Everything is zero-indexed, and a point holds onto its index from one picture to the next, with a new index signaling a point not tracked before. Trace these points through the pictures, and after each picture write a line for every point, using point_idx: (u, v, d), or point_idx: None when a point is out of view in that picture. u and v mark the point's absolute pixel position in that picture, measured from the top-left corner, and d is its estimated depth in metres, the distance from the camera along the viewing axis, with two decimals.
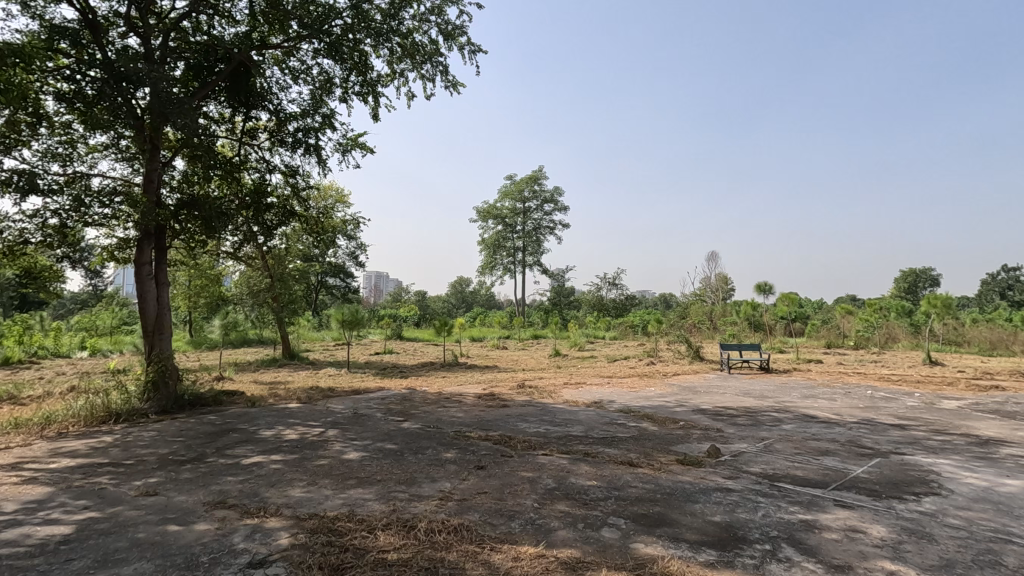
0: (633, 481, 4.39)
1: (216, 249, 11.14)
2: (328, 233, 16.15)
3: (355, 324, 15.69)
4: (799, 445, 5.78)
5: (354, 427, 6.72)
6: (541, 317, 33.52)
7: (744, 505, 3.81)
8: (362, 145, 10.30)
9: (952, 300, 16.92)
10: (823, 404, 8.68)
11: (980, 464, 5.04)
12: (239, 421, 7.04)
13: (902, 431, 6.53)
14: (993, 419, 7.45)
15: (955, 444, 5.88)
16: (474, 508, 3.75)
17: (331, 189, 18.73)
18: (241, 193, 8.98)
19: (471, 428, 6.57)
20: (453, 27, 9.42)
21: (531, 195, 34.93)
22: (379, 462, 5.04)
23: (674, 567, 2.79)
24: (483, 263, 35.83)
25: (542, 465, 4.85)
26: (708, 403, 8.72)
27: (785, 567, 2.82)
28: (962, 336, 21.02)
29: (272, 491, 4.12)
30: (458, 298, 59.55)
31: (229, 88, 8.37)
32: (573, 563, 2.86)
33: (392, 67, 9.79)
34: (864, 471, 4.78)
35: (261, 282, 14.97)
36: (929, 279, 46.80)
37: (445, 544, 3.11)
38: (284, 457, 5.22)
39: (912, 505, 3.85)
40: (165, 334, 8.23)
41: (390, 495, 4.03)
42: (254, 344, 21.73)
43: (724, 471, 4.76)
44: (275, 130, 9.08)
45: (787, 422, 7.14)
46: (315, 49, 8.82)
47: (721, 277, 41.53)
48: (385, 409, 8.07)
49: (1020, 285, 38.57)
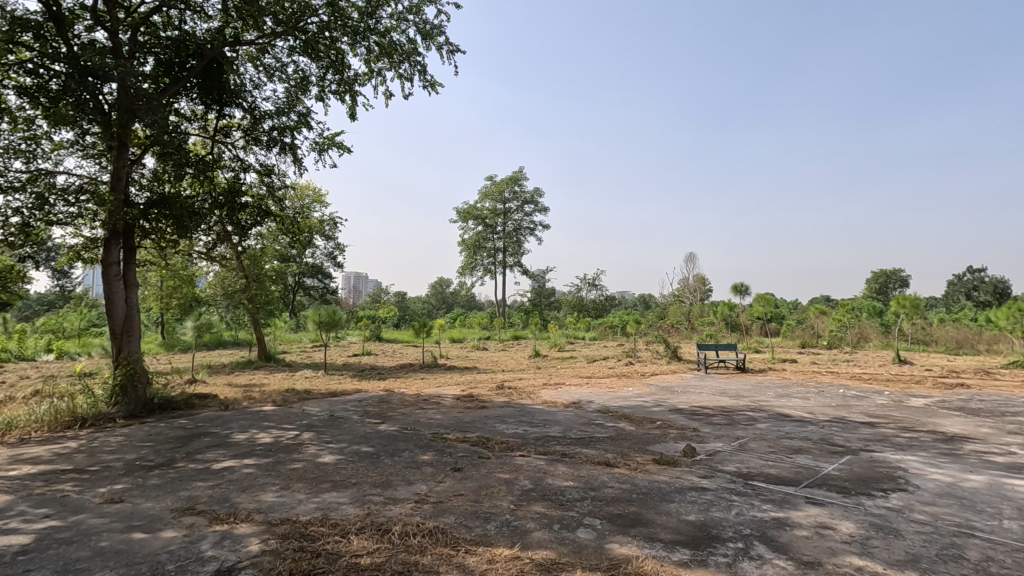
0: (610, 481, 4.42)
1: (189, 249, 10.87)
2: (306, 233, 15.94)
3: (333, 325, 15.46)
4: (772, 444, 5.87)
5: (330, 429, 6.63)
6: (522, 317, 33.55)
7: (718, 503, 3.85)
8: (339, 144, 10.19)
9: (920, 300, 17.40)
10: (796, 403, 8.85)
11: (945, 461, 5.17)
12: (211, 425, 6.88)
13: (872, 429, 6.70)
14: (957, 416, 7.67)
15: (921, 441, 6.03)
16: (450, 510, 3.72)
17: (308, 189, 18.52)
18: (214, 193, 8.81)
19: (449, 429, 6.54)
20: (431, 26, 9.37)
21: (512, 196, 34.94)
22: (355, 465, 4.98)
23: (648, 567, 2.79)
24: (463, 265, 35.68)
25: (520, 467, 4.85)
26: (686, 403, 8.80)
27: (757, 565, 2.85)
28: (930, 335, 21.58)
29: (244, 496, 4.04)
30: (438, 299, 59.42)
31: (202, 84, 8.21)
32: (549, 564, 2.85)
33: (369, 66, 9.70)
34: (835, 468, 4.87)
35: (235, 282, 14.66)
36: (899, 280, 47.97)
37: (420, 547, 3.08)
38: (257, 460, 5.12)
39: (879, 501, 3.94)
40: (134, 336, 8.01)
41: (365, 498, 3.98)
42: (229, 346, 21.38)
43: (699, 470, 4.80)
44: (249, 128, 8.92)
45: (762, 420, 7.26)
46: (290, 46, 8.69)
47: (699, 278, 42.05)
48: (363, 411, 7.99)
49: (984, 285, 39.88)
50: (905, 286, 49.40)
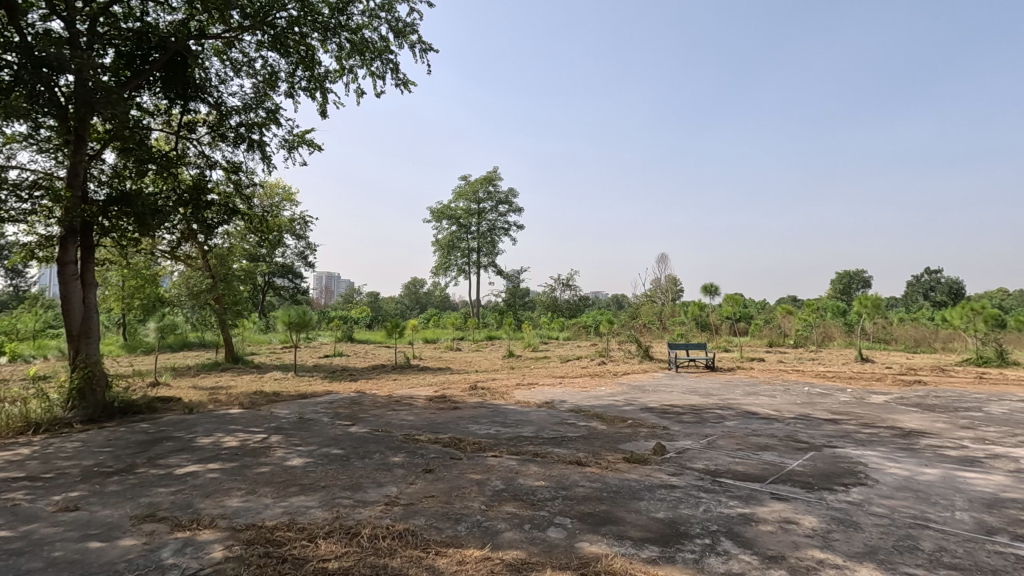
0: (581, 480, 4.44)
1: (152, 247, 10.55)
2: (274, 233, 15.62)
3: (303, 326, 15.16)
4: (740, 441, 5.99)
5: (299, 432, 6.50)
6: (496, 317, 33.53)
7: (687, 501, 3.91)
8: (310, 141, 10.02)
9: (881, 299, 17.99)
10: (763, 401, 9.07)
11: (902, 455, 5.37)
12: (175, 429, 6.69)
13: (835, 425, 6.90)
14: (915, 412, 7.97)
15: (881, 437, 6.23)
16: (420, 513, 3.68)
17: (277, 187, 18.17)
18: (178, 190, 8.59)
19: (421, 431, 6.49)
20: (403, 24, 9.29)
21: (486, 196, 34.92)
22: (324, 467, 4.90)
23: (617, 565, 2.81)
24: (437, 265, 35.46)
25: (491, 467, 4.84)
26: (657, 402, 8.93)
27: (723, 561, 2.90)
28: (890, 334, 22.35)
29: (208, 502, 3.93)
30: (412, 299, 59.06)
31: (166, 78, 7.97)
32: (519, 564, 2.85)
33: (340, 63, 9.56)
34: (799, 464, 5.00)
35: (201, 282, 14.32)
36: (861, 281, 49.55)
37: (389, 550, 3.04)
38: (222, 465, 4.99)
39: (841, 496, 4.05)
40: (92, 338, 7.74)
41: (334, 502, 3.92)
42: (195, 348, 20.82)
43: (669, 468, 4.88)
44: (215, 124, 8.70)
45: (730, 418, 7.41)
46: (259, 41, 8.51)
47: (670, 278, 42.77)
48: (333, 413, 7.86)
49: (940, 285, 41.55)
50: (867, 286, 51.10)
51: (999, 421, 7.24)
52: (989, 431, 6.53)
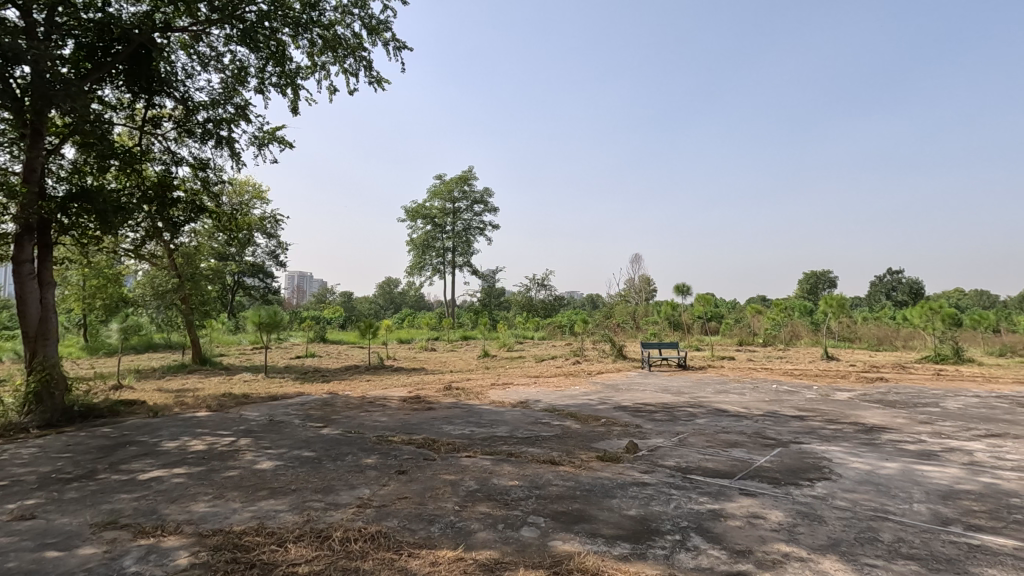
0: (554, 479, 4.47)
1: (115, 246, 10.22)
2: (244, 231, 15.30)
3: (274, 326, 14.88)
4: (710, 438, 6.10)
5: (270, 435, 6.39)
6: (471, 317, 33.44)
7: (658, 498, 3.96)
8: (280, 139, 9.84)
9: (846, 299, 18.54)
10: (734, 398, 9.26)
11: (865, 450, 5.55)
12: (139, 433, 6.49)
13: (801, 422, 7.09)
14: (877, 408, 8.25)
15: (844, 433, 6.43)
16: (393, 514, 3.66)
17: (247, 185, 17.81)
18: (142, 187, 8.33)
19: (394, 431, 6.44)
20: (377, 21, 9.19)
21: (461, 196, 34.81)
22: (295, 470, 4.82)
23: (589, 562, 2.84)
24: (411, 264, 35.19)
25: (465, 468, 4.83)
26: (630, 400, 9.04)
27: (692, 556, 2.95)
28: (855, 333, 23.04)
29: (173, 508, 3.83)
30: (386, 299, 58.57)
31: (129, 72, 7.72)
32: (492, 564, 2.86)
33: (313, 59, 9.41)
34: (767, 460, 5.12)
35: (167, 282, 13.96)
36: (827, 281, 50.92)
37: (361, 553, 3.01)
38: (188, 469, 4.87)
39: (806, 490, 4.17)
40: (50, 340, 7.47)
41: (305, 505, 3.86)
42: (160, 349, 20.24)
43: (641, 466, 4.95)
44: (182, 119, 8.47)
45: (701, 416, 7.55)
46: (227, 35, 8.32)
47: (644, 278, 43.31)
48: (304, 414, 7.74)
49: (901, 285, 43.03)
50: (833, 286, 52.61)
51: (955, 416, 7.54)
52: (947, 426, 6.78)
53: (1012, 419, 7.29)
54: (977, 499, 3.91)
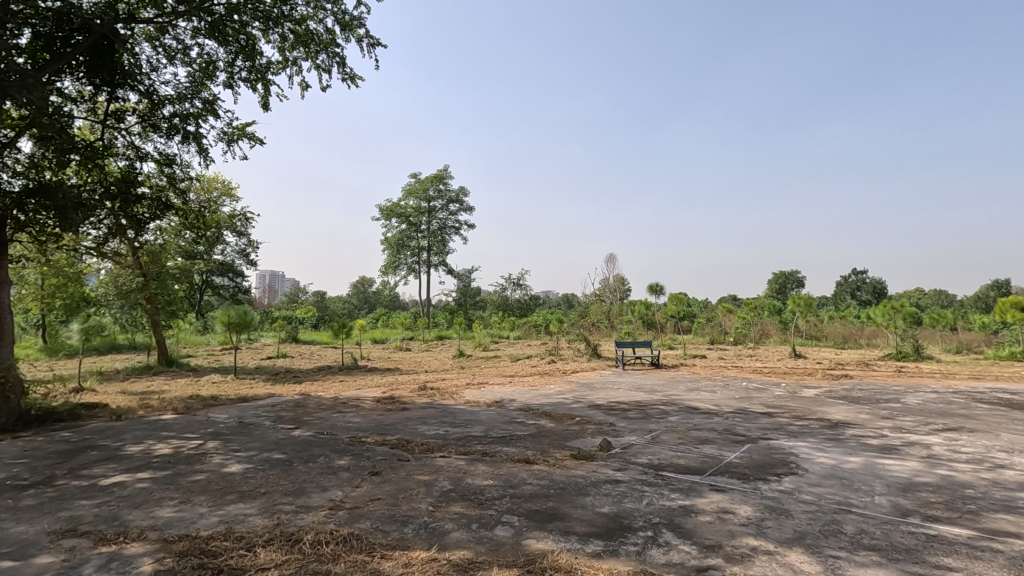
0: (529, 478, 4.48)
1: (75, 243, 9.88)
2: (213, 230, 14.92)
3: (244, 326, 14.56)
4: (681, 436, 6.20)
5: (239, 437, 6.25)
6: (446, 317, 33.29)
7: (630, 495, 4.01)
8: (251, 135, 9.64)
9: (813, 299, 19.03)
10: (705, 396, 9.41)
11: (830, 445, 5.71)
12: (100, 437, 6.28)
13: (769, 418, 7.26)
14: (842, 404, 8.50)
15: (810, 429, 6.60)
16: (365, 516, 3.62)
17: (214, 182, 17.41)
18: (105, 182, 8.08)
19: (367, 433, 6.37)
20: (351, 17, 9.07)
21: (436, 195, 34.62)
22: (265, 473, 4.73)
23: (562, 560, 2.86)
24: (386, 263, 34.86)
25: (439, 468, 4.81)
26: (604, 399, 9.12)
27: (664, 552, 3.00)
28: (822, 331, 23.67)
29: (137, 513, 3.72)
30: (360, 299, 57.88)
31: (91, 63, 7.47)
32: (465, 564, 2.85)
33: (284, 54, 9.24)
34: (736, 456, 5.23)
35: (131, 281, 13.54)
36: (795, 281, 52.15)
37: (333, 556, 2.97)
38: (153, 474, 4.73)
39: (774, 485, 4.27)
40: (5, 341, 7.16)
41: (275, 508, 3.79)
42: (124, 350, 19.62)
43: (614, 464, 5.00)
44: (146, 113, 8.23)
45: (673, 413, 7.66)
46: (195, 27, 8.11)
47: (619, 277, 43.73)
48: (275, 416, 7.60)
49: (865, 285, 44.40)
50: (801, 286, 53.94)
51: (915, 411, 7.81)
52: (907, 421, 7.02)
53: (967, 413, 7.59)
54: (934, 490, 4.06)
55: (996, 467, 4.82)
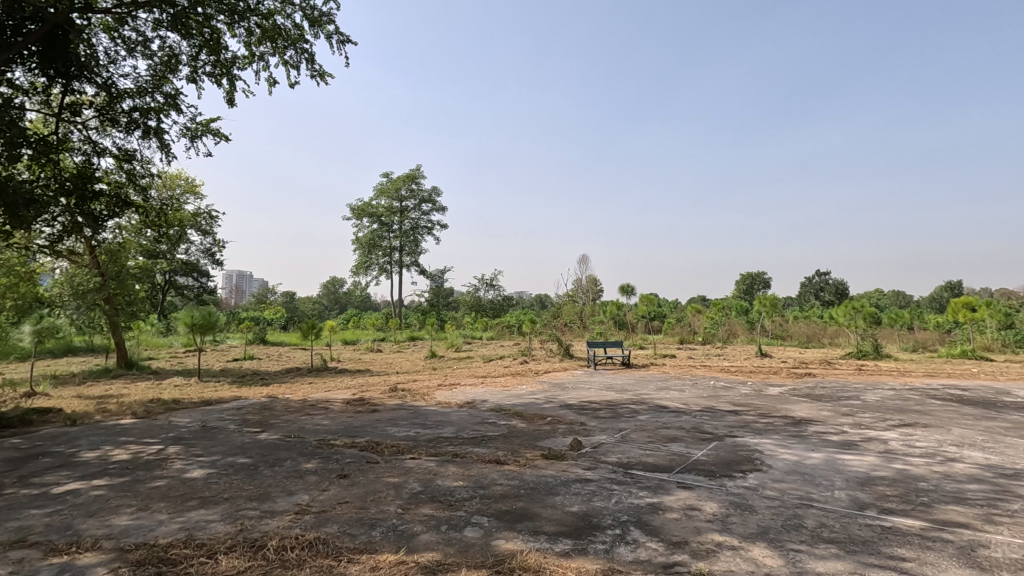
0: (499, 479, 4.47)
1: (26, 242, 9.46)
2: (176, 229, 14.47)
3: (208, 327, 14.16)
4: (651, 434, 6.29)
5: (202, 441, 6.07)
6: (419, 317, 33.05)
7: (600, 494, 4.04)
8: (215, 131, 9.41)
9: (778, 299, 19.51)
10: (674, 395, 9.57)
11: (793, 442, 5.87)
12: (53, 444, 6.02)
13: (735, 416, 7.42)
14: (805, 402, 8.75)
15: (775, 426, 6.77)
16: (332, 520, 3.55)
17: (176, 179, 16.92)
18: (59, 177, 7.76)
19: (336, 435, 6.27)
20: (320, 13, 8.92)
21: (408, 195, 34.33)
22: (228, 478, 4.61)
23: (531, 560, 2.86)
24: (357, 263, 34.39)
25: (409, 469, 4.77)
26: (575, 399, 9.17)
27: (631, 549, 3.03)
28: (786, 331, 24.31)
29: (91, 522, 3.58)
30: (330, 299, 57.05)
31: (43, 54, 7.15)
32: (434, 566, 2.83)
33: (250, 49, 9.02)
34: (703, 454, 5.32)
35: (88, 281, 13.05)
36: (761, 282, 53.45)
37: (297, 561, 2.91)
38: (109, 481, 4.56)
39: (739, 481, 4.37)
40: None
41: (238, 514, 3.69)
42: (80, 353, 18.88)
43: (584, 463, 5.03)
44: (104, 107, 7.93)
45: (642, 412, 7.75)
46: (156, 19, 7.85)
47: (591, 278, 44.12)
48: (241, 420, 7.41)
49: (828, 285, 45.81)
50: (766, 287, 55.26)
51: (873, 408, 8.08)
52: (865, 417, 7.28)
53: (922, 409, 7.89)
54: (890, 484, 4.21)
55: (948, 460, 5.02)
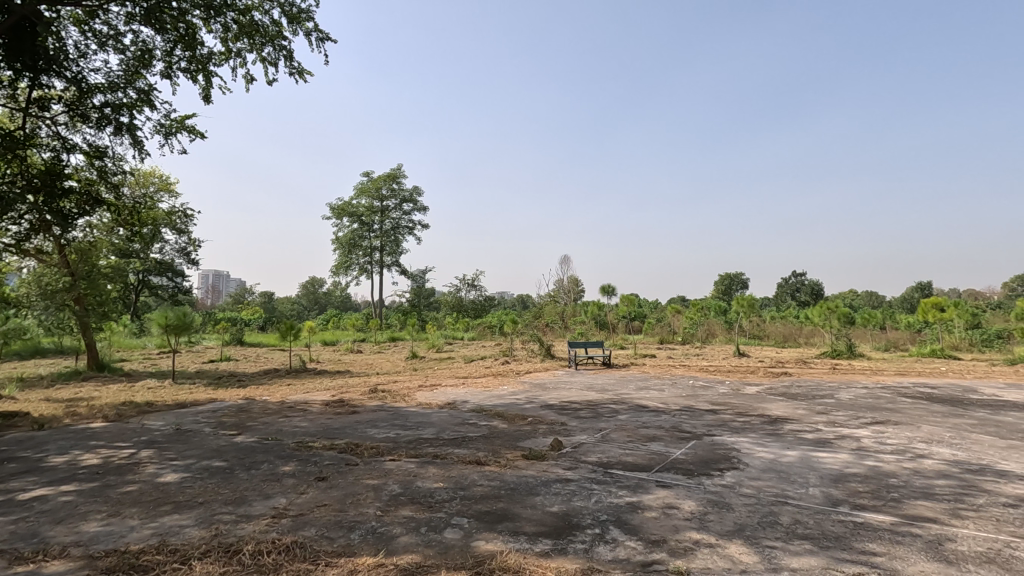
0: (479, 480, 4.46)
1: None
2: (150, 227, 14.15)
3: (183, 328, 13.87)
4: (631, 434, 6.34)
5: (176, 445, 5.95)
6: (400, 318, 32.81)
7: (580, 494, 4.06)
8: (191, 128, 9.24)
9: (755, 299, 19.80)
10: (653, 395, 9.66)
11: (769, 440, 5.97)
12: (19, 449, 5.83)
13: (713, 415, 7.52)
14: (781, 400, 8.90)
15: (752, 424, 6.88)
16: (310, 523, 3.51)
17: (150, 176, 16.50)
18: (26, 174, 7.53)
19: (314, 437, 6.20)
20: (299, 10, 8.81)
21: (389, 194, 34.08)
22: (203, 482, 4.52)
23: (511, 560, 2.86)
24: (337, 263, 34.04)
25: (389, 471, 4.73)
26: (556, 399, 9.18)
27: (611, 549, 3.04)
28: (763, 331, 24.74)
29: (59, 529, 3.47)
30: (310, 299, 56.38)
31: (9, 46, 6.93)
32: (413, 568, 2.81)
33: (226, 45, 8.87)
34: (681, 453, 5.38)
35: (57, 280, 12.68)
36: (739, 282, 54.28)
37: (274, 566, 2.86)
38: (78, 486, 4.43)
39: (716, 480, 4.43)
40: None
41: (213, 519, 3.62)
42: (48, 355, 18.30)
43: (564, 463, 5.05)
44: (74, 102, 7.72)
45: (622, 412, 7.81)
46: (129, 13, 7.67)
47: (572, 278, 44.34)
48: (217, 422, 7.28)
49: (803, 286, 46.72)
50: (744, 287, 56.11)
51: (846, 406, 8.25)
52: (839, 416, 7.43)
53: (893, 408, 8.08)
54: (862, 481, 4.31)
55: (917, 456, 5.15)
